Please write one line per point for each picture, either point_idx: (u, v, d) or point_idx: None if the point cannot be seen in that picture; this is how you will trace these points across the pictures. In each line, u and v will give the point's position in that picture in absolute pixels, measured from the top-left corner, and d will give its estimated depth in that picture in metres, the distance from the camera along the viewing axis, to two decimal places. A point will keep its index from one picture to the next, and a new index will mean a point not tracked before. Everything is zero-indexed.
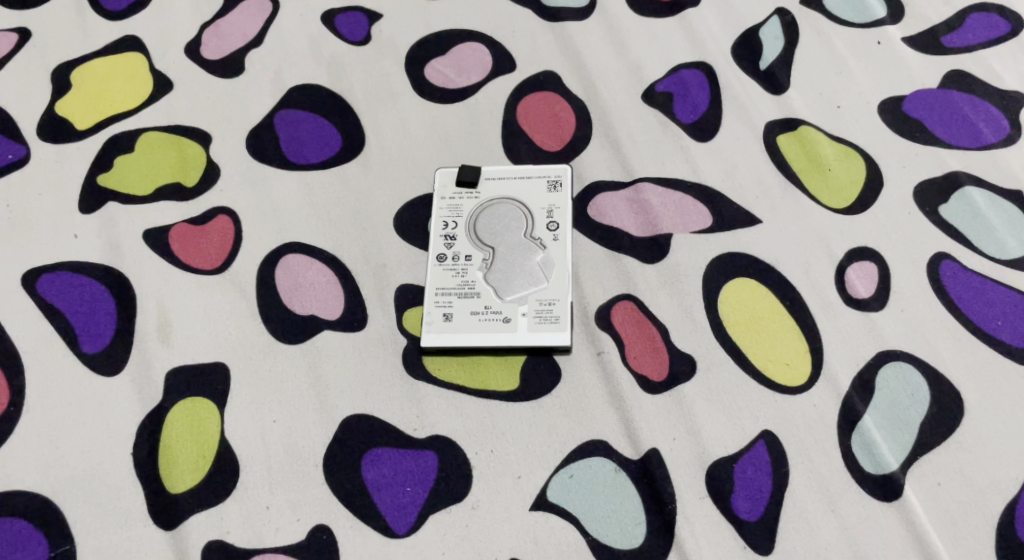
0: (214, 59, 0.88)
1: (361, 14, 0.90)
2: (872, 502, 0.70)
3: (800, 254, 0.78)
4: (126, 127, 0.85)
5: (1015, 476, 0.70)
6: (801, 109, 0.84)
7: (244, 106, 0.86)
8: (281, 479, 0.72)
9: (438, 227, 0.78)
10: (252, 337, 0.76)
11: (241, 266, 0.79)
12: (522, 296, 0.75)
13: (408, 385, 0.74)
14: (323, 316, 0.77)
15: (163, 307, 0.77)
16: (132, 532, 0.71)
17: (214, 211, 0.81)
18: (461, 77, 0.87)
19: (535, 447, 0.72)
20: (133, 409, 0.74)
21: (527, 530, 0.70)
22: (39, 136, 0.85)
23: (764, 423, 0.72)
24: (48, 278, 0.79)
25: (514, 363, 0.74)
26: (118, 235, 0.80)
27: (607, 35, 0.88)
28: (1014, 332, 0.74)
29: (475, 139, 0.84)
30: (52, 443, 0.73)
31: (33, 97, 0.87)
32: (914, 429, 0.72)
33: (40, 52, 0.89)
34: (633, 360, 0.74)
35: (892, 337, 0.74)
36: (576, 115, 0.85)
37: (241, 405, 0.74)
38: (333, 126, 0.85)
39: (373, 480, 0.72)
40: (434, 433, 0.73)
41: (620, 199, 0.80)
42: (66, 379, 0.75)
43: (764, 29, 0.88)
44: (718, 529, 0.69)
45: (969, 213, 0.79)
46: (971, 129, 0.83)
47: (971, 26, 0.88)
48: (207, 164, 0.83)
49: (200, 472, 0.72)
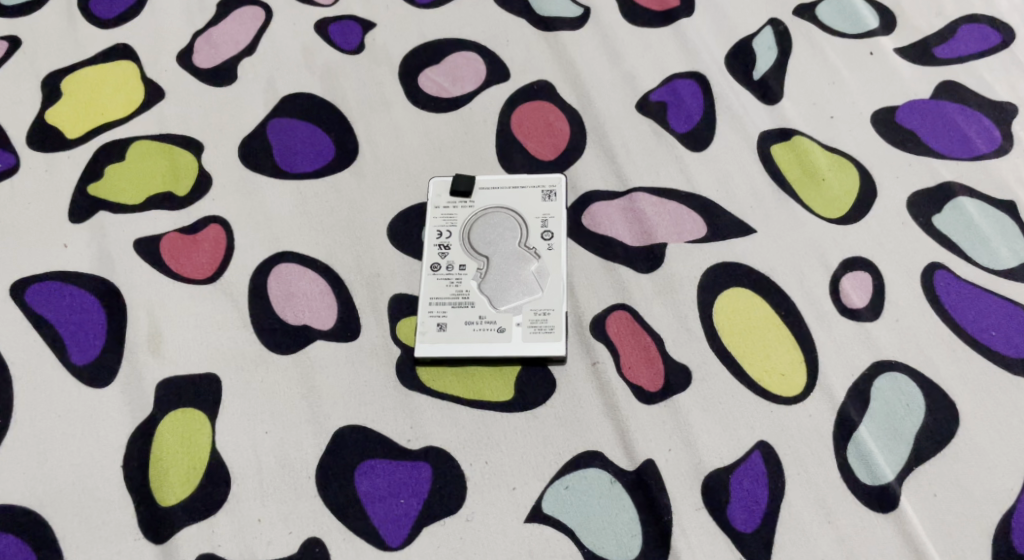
0: (206, 68, 0.88)
1: (354, 23, 0.90)
2: (868, 512, 0.69)
3: (794, 264, 0.77)
4: (117, 135, 0.85)
5: (1011, 487, 0.70)
6: (795, 119, 0.84)
7: (236, 115, 0.85)
8: (274, 491, 0.71)
9: (432, 236, 0.78)
10: (244, 348, 0.75)
11: (233, 275, 0.78)
12: (517, 306, 0.75)
13: (402, 396, 0.74)
14: (316, 326, 0.76)
15: (155, 317, 0.77)
16: (122, 546, 0.70)
17: (206, 220, 0.80)
18: (455, 86, 0.86)
19: (530, 458, 0.71)
20: (123, 421, 0.73)
21: (522, 542, 0.69)
22: (28, 145, 0.84)
23: (759, 433, 0.72)
24: (36, 289, 0.78)
25: (508, 372, 0.74)
26: (109, 244, 0.79)
27: (600, 44, 0.88)
28: (1008, 342, 0.74)
29: (469, 148, 0.83)
30: (41, 456, 0.72)
31: (23, 105, 0.86)
32: (910, 438, 0.72)
33: (30, 60, 0.89)
34: (629, 370, 0.74)
35: (887, 347, 0.74)
36: (570, 124, 0.84)
37: (232, 416, 0.73)
38: (326, 135, 0.84)
39: (367, 492, 0.71)
40: (428, 444, 0.72)
41: (614, 208, 0.80)
42: (55, 391, 0.74)
43: (757, 39, 0.88)
44: (714, 540, 0.69)
45: (963, 223, 0.79)
46: (964, 139, 0.83)
47: (963, 37, 0.88)
48: (198, 173, 0.83)
49: (190, 483, 0.71)
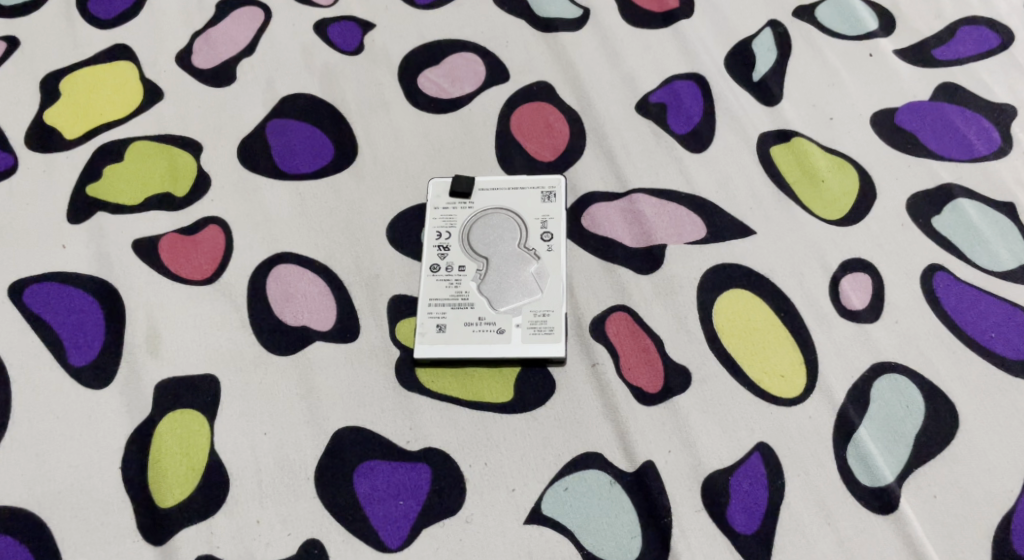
0: (205, 69, 0.88)
1: (354, 24, 0.90)
2: (868, 514, 0.69)
3: (794, 265, 0.77)
4: (115, 136, 0.84)
5: (1010, 489, 0.70)
6: (794, 120, 0.84)
7: (235, 116, 0.85)
8: (273, 492, 0.71)
9: (432, 237, 0.78)
10: (243, 349, 0.75)
11: (232, 276, 0.78)
12: (516, 307, 0.75)
13: (401, 397, 0.73)
14: (315, 327, 0.76)
15: (154, 318, 0.76)
16: (120, 548, 0.70)
17: (204, 221, 0.80)
18: (454, 87, 0.86)
19: (529, 459, 0.71)
20: (122, 422, 0.73)
21: (522, 544, 0.69)
22: (27, 146, 0.84)
23: (759, 434, 0.72)
24: (35, 290, 0.78)
25: (508, 374, 0.74)
26: (108, 245, 0.79)
27: (600, 46, 0.88)
28: (1008, 344, 0.74)
29: (469, 149, 0.83)
30: (39, 457, 0.72)
31: (22, 106, 0.86)
32: (909, 440, 0.72)
33: (28, 61, 0.88)
34: (629, 371, 0.74)
35: (887, 348, 0.74)
36: (570, 125, 0.84)
37: (231, 417, 0.73)
38: (325, 136, 0.84)
39: (366, 493, 0.71)
40: (427, 445, 0.72)
41: (614, 209, 0.80)
42: (53, 392, 0.74)
43: (757, 40, 0.88)
44: (714, 542, 0.69)
45: (962, 224, 0.79)
46: (963, 141, 0.83)
47: (962, 39, 0.88)
48: (197, 174, 0.82)
49: (189, 484, 0.71)
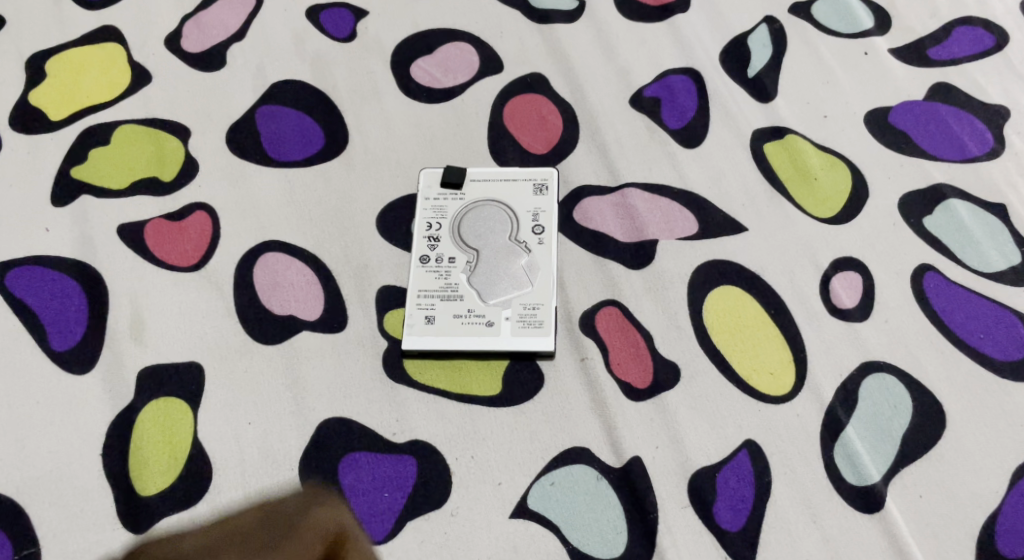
0: (195, 53, 0.86)
1: (347, 11, 0.89)
2: (854, 513, 0.69)
3: (785, 263, 0.77)
4: (101, 119, 0.83)
5: (995, 489, 0.70)
6: (788, 118, 0.84)
7: (224, 102, 0.84)
8: (256, 482, 0.70)
9: (422, 227, 0.77)
10: (228, 337, 0.74)
11: (218, 263, 0.77)
12: (506, 300, 0.74)
13: (388, 388, 0.73)
14: (302, 316, 0.75)
15: (138, 304, 0.75)
16: (100, 536, 0.69)
17: (191, 207, 0.79)
18: (447, 76, 0.86)
19: (516, 453, 0.71)
20: (103, 409, 0.72)
21: (507, 538, 0.69)
22: (11, 126, 0.83)
23: (747, 432, 0.71)
24: (16, 273, 0.77)
25: (496, 367, 0.73)
26: (92, 228, 0.78)
27: (595, 39, 0.88)
28: (995, 344, 0.74)
29: (461, 140, 0.83)
30: (18, 443, 0.71)
31: (7, 86, 0.85)
32: (896, 439, 0.71)
33: (14, 40, 0.87)
34: (618, 367, 0.74)
35: (876, 348, 0.74)
36: (563, 118, 0.84)
37: (215, 407, 0.72)
38: (316, 124, 0.83)
39: (351, 485, 0.70)
40: (413, 437, 0.71)
41: (606, 204, 0.80)
42: (34, 377, 0.73)
43: (752, 36, 0.88)
44: (700, 539, 0.69)
45: (953, 224, 0.79)
46: (957, 141, 0.83)
47: (957, 39, 0.88)
48: (184, 158, 0.81)
49: (171, 473, 0.70)
